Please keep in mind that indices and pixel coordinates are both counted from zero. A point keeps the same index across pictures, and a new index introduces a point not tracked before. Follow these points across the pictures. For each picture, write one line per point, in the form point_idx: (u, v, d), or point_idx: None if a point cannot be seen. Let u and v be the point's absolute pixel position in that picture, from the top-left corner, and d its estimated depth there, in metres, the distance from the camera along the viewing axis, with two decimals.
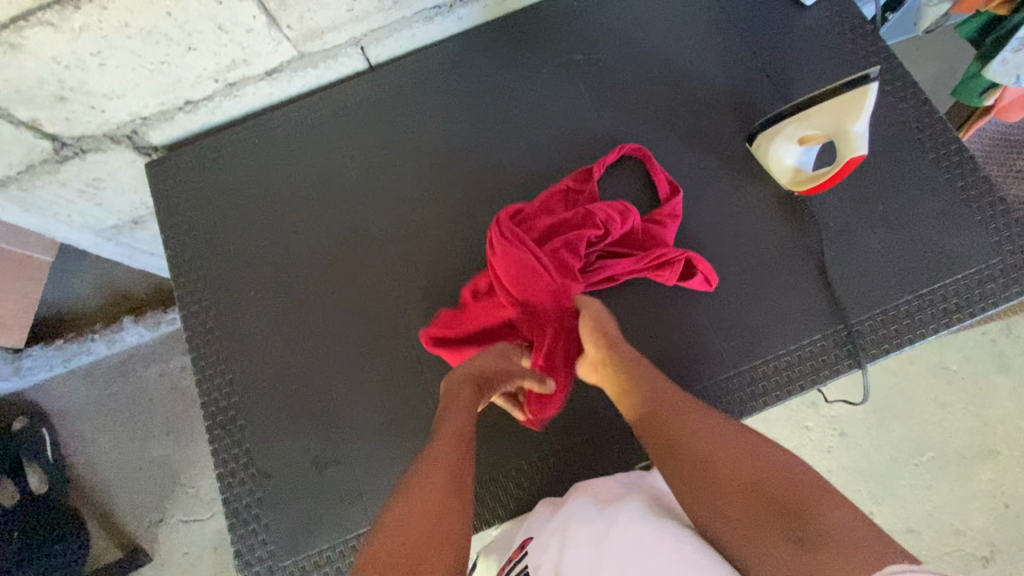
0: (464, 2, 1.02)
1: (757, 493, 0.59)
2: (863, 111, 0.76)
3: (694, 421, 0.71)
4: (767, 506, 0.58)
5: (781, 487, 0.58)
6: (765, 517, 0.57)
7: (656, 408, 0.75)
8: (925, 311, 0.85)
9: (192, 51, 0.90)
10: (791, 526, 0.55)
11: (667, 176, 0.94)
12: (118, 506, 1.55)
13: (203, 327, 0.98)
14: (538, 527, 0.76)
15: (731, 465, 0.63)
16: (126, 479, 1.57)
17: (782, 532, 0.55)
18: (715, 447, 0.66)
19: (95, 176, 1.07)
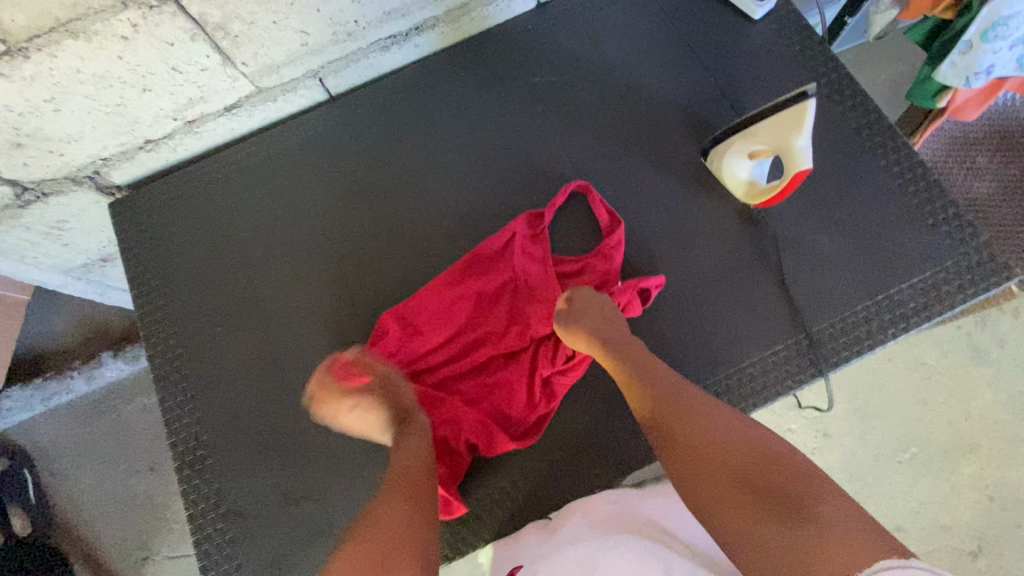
0: (420, 30, 1.03)
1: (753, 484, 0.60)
2: (804, 124, 0.75)
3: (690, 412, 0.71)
4: (759, 493, 0.59)
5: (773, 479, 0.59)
6: (756, 507, 0.58)
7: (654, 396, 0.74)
8: (883, 316, 0.86)
9: (147, 93, 0.91)
10: (784, 508, 0.56)
11: (605, 202, 0.95)
12: (103, 544, 1.53)
13: (169, 366, 0.98)
14: (526, 552, 0.78)
15: (731, 455, 0.64)
16: (111, 516, 1.55)
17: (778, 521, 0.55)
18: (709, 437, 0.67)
19: (60, 218, 1.08)
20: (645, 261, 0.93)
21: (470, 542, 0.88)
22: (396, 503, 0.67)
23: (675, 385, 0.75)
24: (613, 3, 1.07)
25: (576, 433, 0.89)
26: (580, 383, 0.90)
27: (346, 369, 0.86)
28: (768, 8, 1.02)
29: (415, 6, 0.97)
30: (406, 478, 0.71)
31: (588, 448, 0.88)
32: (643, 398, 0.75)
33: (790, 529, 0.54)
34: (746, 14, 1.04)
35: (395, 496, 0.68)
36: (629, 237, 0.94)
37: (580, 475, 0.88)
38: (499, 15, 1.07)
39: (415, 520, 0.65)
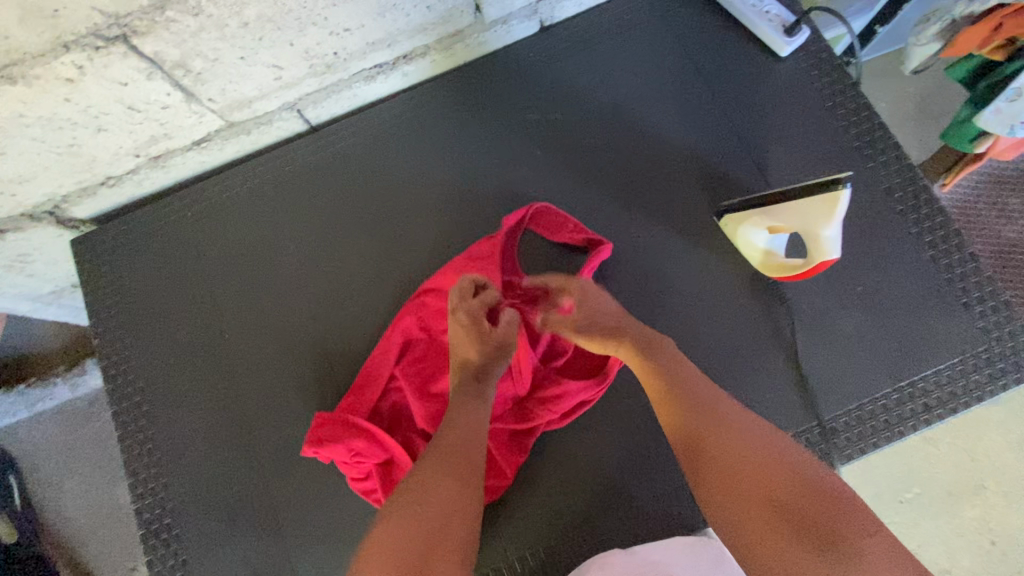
0: (409, 58, 0.93)
1: (785, 506, 0.54)
2: (835, 213, 0.66)
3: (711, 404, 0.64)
4: (798, 520, 0.53)
5: (807, 502, 0.54)
6: (793, 530, 0.53)
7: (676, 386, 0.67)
8: (904, 407, 0.79)
9: (102, 132, 0.82)
10: (823, 540, 0.52)
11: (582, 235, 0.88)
12: (83, 557, 1.49)
13: (134, 423, 0.91)
14: None
15: (761, 465, 0.57)
16: (95, 527, 1.50)
17: (815, 552, 0.51)
18: (742, 444, 0.59)
19: (21, 251, 1.00)
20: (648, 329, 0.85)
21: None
22: (449, 471, 0.62)
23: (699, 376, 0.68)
24: (624, 30, 0.97)
25: (565, 514, 0.82)
26: (575, 462, 0.84)
27: (330, 430, 0.81)
28: (797, 44, 0.92)
29: (403, 35, 0.87)
30: (460, 446, 0.65)
31: (578, 531, 0.81)
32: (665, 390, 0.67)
33: (824, 560, 0.51)
34: (772, 50, 0.93)
35: (447, 465, 0.63)
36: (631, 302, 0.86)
37: (570, 561, 0.81)
38: (498, 40, 0.97)
39: (464, 492, 0.61)
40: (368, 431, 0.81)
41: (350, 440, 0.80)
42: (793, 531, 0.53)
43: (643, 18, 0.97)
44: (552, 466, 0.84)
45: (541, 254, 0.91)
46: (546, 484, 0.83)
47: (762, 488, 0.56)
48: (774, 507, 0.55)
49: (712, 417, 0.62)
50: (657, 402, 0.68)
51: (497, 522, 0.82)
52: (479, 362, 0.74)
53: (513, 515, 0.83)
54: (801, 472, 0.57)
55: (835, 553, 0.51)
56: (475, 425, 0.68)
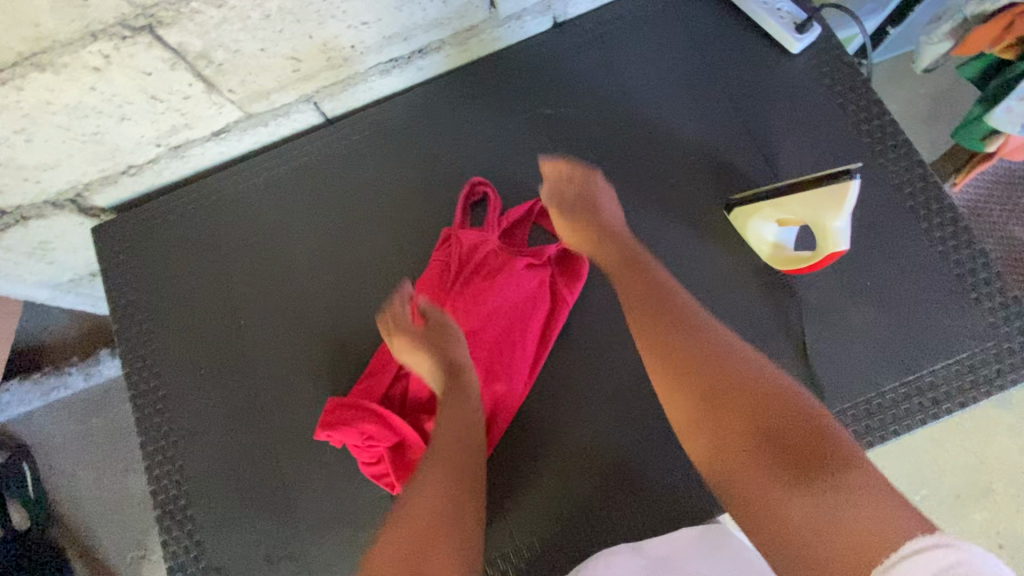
0: (423, 52, 0.95)
1: (772, 438, 0.55)
2: (843, 204, 0.66)
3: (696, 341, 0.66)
4: (784, 453, 0.54)
5: (793, 433, 0.55)
6: (779, 464, 0.54)
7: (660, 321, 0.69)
8: (912, 400, 0.80)
9: (125, 121, 0.84)
10: (807, 470, 0.52)
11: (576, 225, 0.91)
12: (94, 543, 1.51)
13: (151, 407, 0.93)
14: None
15: (743, 403, 0.59)
16: (106, 514, 1.52)
17: (796, 482, 0.52)
18: (723, 379, 0.61)
19: (42, 239, 1.03)
20: None
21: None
22: (442, 474, 0.68)
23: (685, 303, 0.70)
24: (636, 26, 0.98)
25: (574, 501, 0.83)
26: (583, 450, 0.85)
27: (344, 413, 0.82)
28: (808, 41, 0.93)
29: (418, 29, 0.89)
30: (451, 451, 0.71)
31: (586, 519, 0.82)
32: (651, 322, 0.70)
33: (810, 489, 0.51)
34: (783, 47, 0.94)
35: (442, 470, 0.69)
36: None
37: (579, 546, 0.81)
38: (511, 35, 0.98)
39: (456, 489, 0.67)
40: (380, 414, 0.83)
41: (364, 423, 0.81)
42: (777, 458, 0.54)
43: (655, 15, 0.98)
44: (562, 455, 0.85)
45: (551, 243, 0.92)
46: (555, 471, 0.84)
47: (746, 425, 0.58)
48: (762, 441, 0.56)
49: (695, 353, 0.65)
50: (643, 326, 0.70)
51: (504, 506, 0.83)
52: (451, 361, 0.80)
53: (523, 501, 0.83)
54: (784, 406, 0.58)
55: (819, 478, 0.51)
56: (461, 430, 0.74)
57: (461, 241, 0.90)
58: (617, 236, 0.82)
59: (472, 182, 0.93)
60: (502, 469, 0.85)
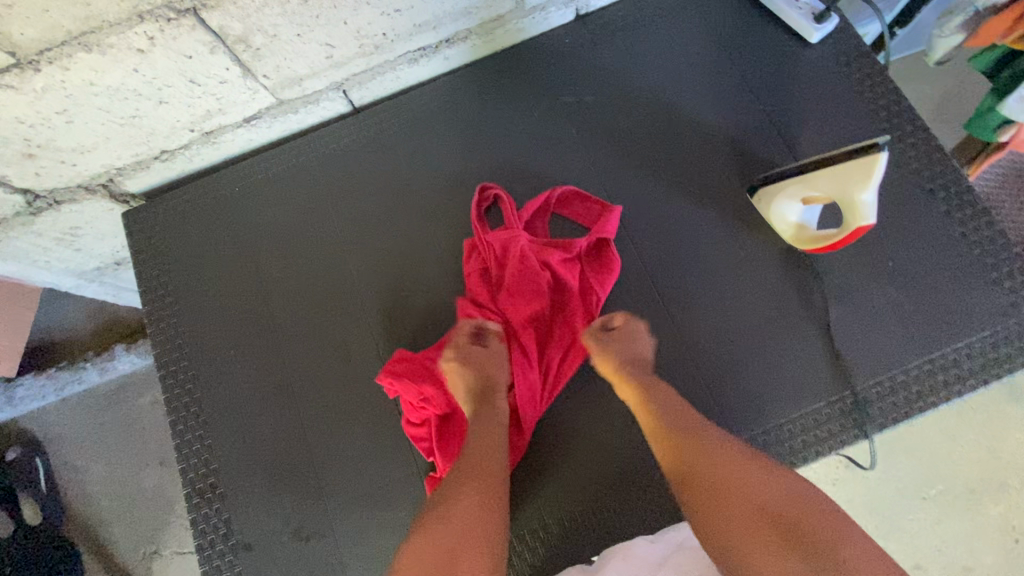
0: (451, 42, 0.97)
1: (774, 514, 0.60)
2: (871, 178, 0.68)
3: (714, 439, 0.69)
4: (787, 535, 0.58)
5: (792, 512, 0.60)
6: (777, 538, 0.58)
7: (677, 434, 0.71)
8: (936, 377, 0.81)
9: (163, 105, 0.86)
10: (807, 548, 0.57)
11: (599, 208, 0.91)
12: (103, 538, 1.49)
13: (181, 386, 0.94)
14: None
15: (751, 489, 0.63)
16: (117, 509, 1.51)
17: (804, 558, 0.56)
18: (733, 473, 0.65)
19: (72, 224, 1.04)
20: (682, 301, 0.88)
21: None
22: (466, 488, 0.68)
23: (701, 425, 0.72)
24: (658, 18, 1.00)
25: (599, 482, 0.84)
26: (611, 428, 0.86)
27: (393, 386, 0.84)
28: (827, 31, 0.95)
29: (447, 18, 0.91)
30: (478, 465, 0.71)
31: (612, 500, 0.83)
32: (665, 433, 0.72)
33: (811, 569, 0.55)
34: (802, 36, 0.96)
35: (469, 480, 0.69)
36: (665, 276, 0.89)
37: (603, 526, 0.82)
38: (535, 27, 1.01)
39: (489, 507, 0.67)
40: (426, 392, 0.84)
41: (422, 384, 0.84)
42: (783, 538, 0.58)
43: (676, 7, 1.01)
44: (589, 433, 0.86)
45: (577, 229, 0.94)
46: (581, 452, 0.85)
47: (754, 504, 0.61)
48: (765, 517, 0.60)
49: (703, 443, 0.69)
50: (657, 442, 0.72)
51: (530, 487, 0.85)
52: (485, 389, 0.81)
53: (549, 481, 0.85)
54: (796, 497, 0.62)
55: (819, 557, 0.56)
56: (487, 449, 0.73)
57: (492, 243, 0.89)
58: (649, 381, 0.78)
59: (482, 188, 0.93)
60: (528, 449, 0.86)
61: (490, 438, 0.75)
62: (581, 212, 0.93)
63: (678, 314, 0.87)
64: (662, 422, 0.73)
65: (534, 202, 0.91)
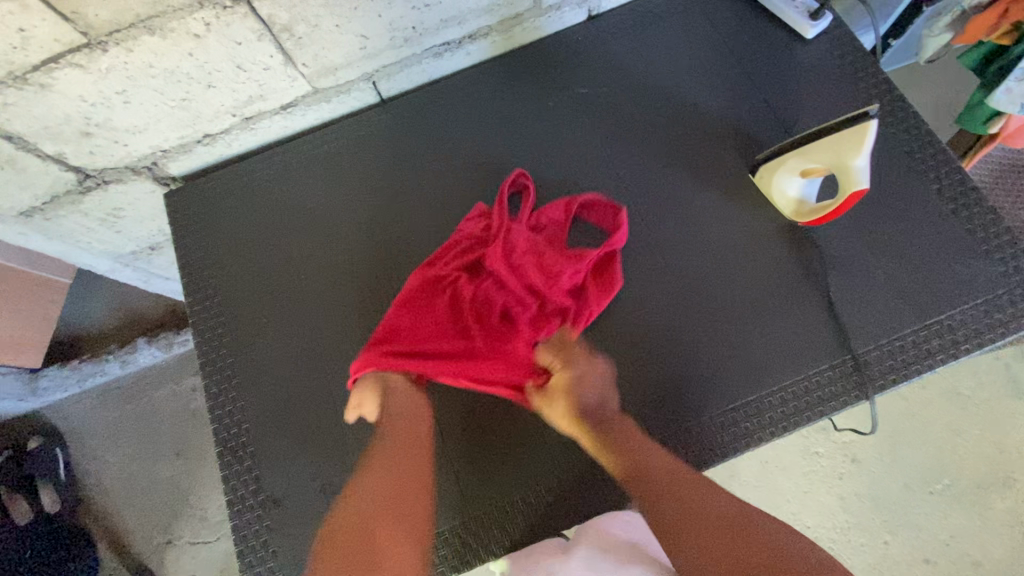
0: (473, 38, 1.05)
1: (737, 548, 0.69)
2: (862, 145, 0.75)
3: (676, 476, 0.77)
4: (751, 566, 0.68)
5: (753, 548, 0.69)
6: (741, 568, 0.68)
7: (649, 483, 0.76)
8: (932, 342, 0.85)
9: (211, 89, 0.94)
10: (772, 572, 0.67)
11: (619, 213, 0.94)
12: (116, 526, 1.49)
13: (215, 351, 1.00)
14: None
15: (703, 522, 0.72)
16: (130, 498, 1.51)
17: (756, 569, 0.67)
18: (695, 509, 0.73)
19: (116, 205, 1.11)
20: (689, 272, 0.93)
21: (485, 553, 0.86)
22: (404, 488, 0.79)
23: (649, 454, 0.79)
24: (665, 18, 1.09)
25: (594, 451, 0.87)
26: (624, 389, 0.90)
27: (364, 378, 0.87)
28: (822, 27, 1.03)
29: (471, 14, 1.00)
30: (410, 453, 0.81)
31: (603, 467, 0.86)
32: (626, 467, 0.78)
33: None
34: (799, 33, 1.04)
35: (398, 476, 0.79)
36: (674, 248, 0.94)
37: (597, 492, 0.86)
38: (551, 25, 1.09)
39: (417, 499, 0.79)
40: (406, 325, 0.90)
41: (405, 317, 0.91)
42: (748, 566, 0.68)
43: (682, 8, 1.09)
44: None
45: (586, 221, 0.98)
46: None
47: (710, 533, 0.71)
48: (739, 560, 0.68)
49: (660, 481, 0.76)
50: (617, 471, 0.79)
51: (537, 448, 0.88)
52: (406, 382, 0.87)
53: (548, 447, 0.88)
54: (727, 509, 0.73)
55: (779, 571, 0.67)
56: (413, 433, 0.83)
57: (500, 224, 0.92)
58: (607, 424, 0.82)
59: (516, 175, 0.97)
60: (528, 417, 0.90)
61: (412, 429, 0.84)
62: (598, 224, 0.97)
63: (686, 283, 0.92)
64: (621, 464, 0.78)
65: (557, 202, 0.95)
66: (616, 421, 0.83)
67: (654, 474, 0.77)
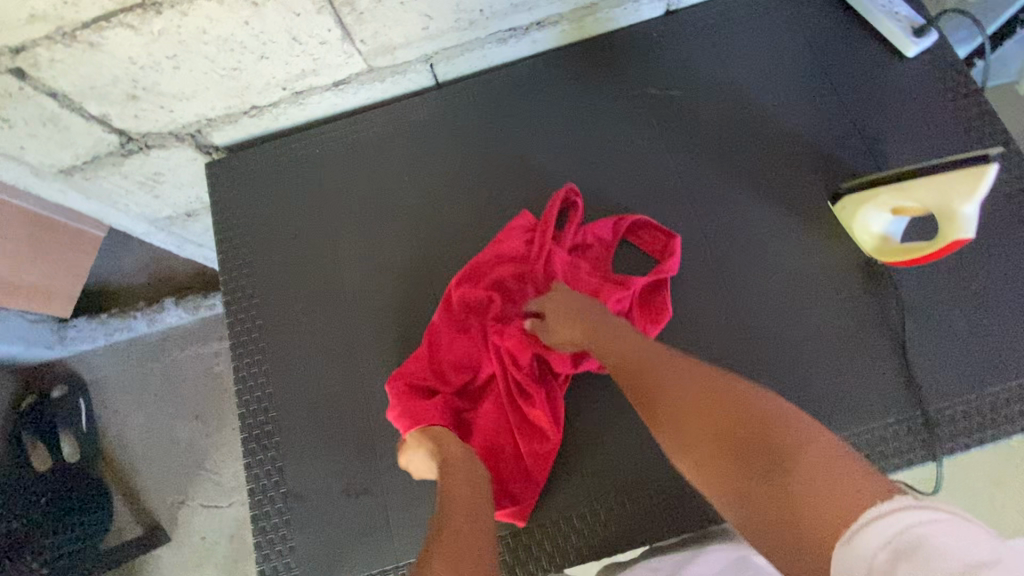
0: (541, 25, 0.98)
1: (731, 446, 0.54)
2: (977, 190, 0.68)
3: (676, 365, 0.67)
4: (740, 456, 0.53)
5: (752, 430, 0.53)
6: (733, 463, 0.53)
7: (643, 366, 0.69)
8: (1013, 407, 0.79)
9: (264, 60, 0.89)
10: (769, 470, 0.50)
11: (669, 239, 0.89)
12: (131, 484, 1.48)
13: (247, 333, 0.97)
14: None
15: (699, 414, 0.59)
16: (147, 456, 1.50)
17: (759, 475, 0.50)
18: (696, 386, 0.62)
19: (156, 170, 1.08)
20: (753, 302, 0.86)
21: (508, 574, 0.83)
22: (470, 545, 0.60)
23: (651, 351, 0.70)
24: (749, 20, 1.00)
25: (635, 483, 0.83)
26: None
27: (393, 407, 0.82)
28: (925, 45, 0.94)
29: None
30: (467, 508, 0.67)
31: (640, 502, 0.82)
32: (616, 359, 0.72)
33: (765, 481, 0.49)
34: (898, 49, 0.95)
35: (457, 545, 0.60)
36: (737, 275, 0.88)
37: (631, 526, 0.82)
38: (625, 18, 1.01)
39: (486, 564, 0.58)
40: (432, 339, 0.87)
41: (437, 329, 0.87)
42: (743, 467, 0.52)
43: (770, 11, 1.00)
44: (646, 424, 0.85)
45: (632, 247, 0.92)
46: (620, 450, 0.84)
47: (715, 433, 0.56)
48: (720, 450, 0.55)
49: (656, 366, 0.68)
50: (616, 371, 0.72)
51: (570, 474, 0.84)
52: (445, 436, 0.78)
53: (583, 473, 0.84)
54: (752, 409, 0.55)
55: (776, 470, 0.49)
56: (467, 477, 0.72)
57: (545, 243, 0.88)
58: (601, 326, 0.77)
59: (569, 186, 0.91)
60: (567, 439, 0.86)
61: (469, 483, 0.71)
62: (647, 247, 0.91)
63: (748, 313, 0.86)
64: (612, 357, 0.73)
65: (606, 221, 0.90)
66: (607, 321, 0.77)
67: (656, 362, 0.68)
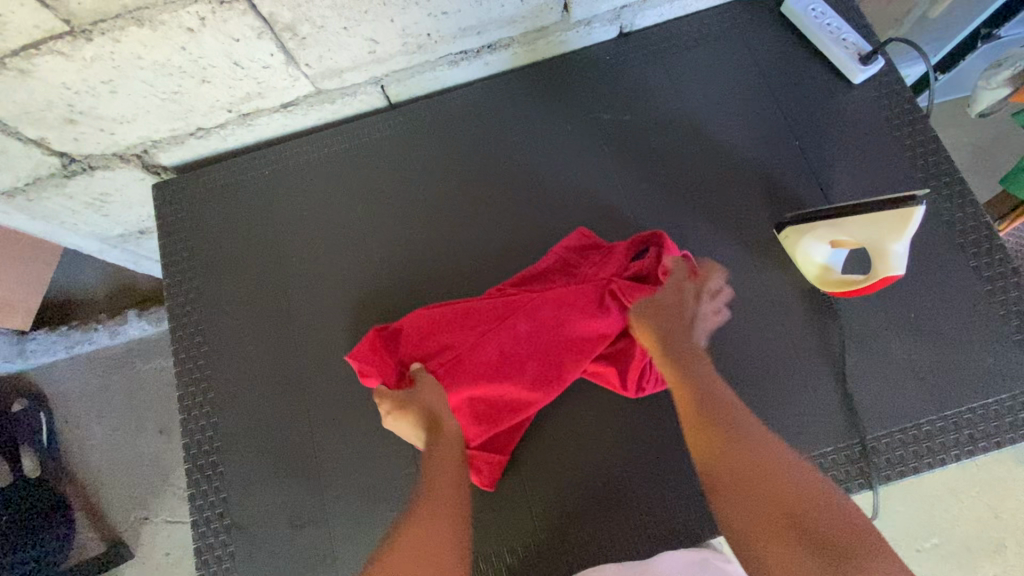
0: (492, 48, 0.97)
1: (793, 519, 0.59)
2: (905, 231, 0.69)
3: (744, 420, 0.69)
4: (800, 531, 0.58)
5: (813, 514, 0.59)
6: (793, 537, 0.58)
7: (713, 407, 0.70)
8: (949, 435, 0.80)
9: (205, 84, 0.87)
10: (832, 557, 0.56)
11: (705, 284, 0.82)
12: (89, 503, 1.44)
13: (192, 361, 0.95)
14: None
15: (762, 479, 0.63)
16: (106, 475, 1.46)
17: (815, 553, 0.56)
18: (762, 450, 0.65)
19: (103, 191, 1.05)
20: None
21: None
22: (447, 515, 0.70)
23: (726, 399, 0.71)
24: (700, 44, 1.00)
25: (584, 514, 0.83)
26: (614, 451, 0.85)
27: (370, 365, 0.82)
28: (871, 73, 0.94)
29: (492, 24, 0.92)
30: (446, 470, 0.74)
31: (584, 533, 0.82)
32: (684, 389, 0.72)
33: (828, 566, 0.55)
34: (845, 76, 0.96)
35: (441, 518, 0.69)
36: None
37: (574, 561, 0.82)
38: (578, 41, 1.01)
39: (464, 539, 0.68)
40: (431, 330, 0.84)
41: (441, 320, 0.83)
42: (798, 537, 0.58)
43: (721, 35, 1.00)
44: (592, 453, 0.85)
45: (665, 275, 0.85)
46: (571, 482, 0.84)
47: (775, 501, 0.61)
48: (783, 518, 0.60)
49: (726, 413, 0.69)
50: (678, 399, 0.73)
51: (516, 504, 0.84)
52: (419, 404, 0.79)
53: (528, 502, 0.84)
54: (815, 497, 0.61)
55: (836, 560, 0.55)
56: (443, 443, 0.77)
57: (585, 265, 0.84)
58: (683, 356, 0.75)
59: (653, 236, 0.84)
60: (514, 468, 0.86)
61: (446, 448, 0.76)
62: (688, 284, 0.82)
63: None
64: (688, 387, 0.72)
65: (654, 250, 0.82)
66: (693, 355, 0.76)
67: (726, 407, 0.70)
